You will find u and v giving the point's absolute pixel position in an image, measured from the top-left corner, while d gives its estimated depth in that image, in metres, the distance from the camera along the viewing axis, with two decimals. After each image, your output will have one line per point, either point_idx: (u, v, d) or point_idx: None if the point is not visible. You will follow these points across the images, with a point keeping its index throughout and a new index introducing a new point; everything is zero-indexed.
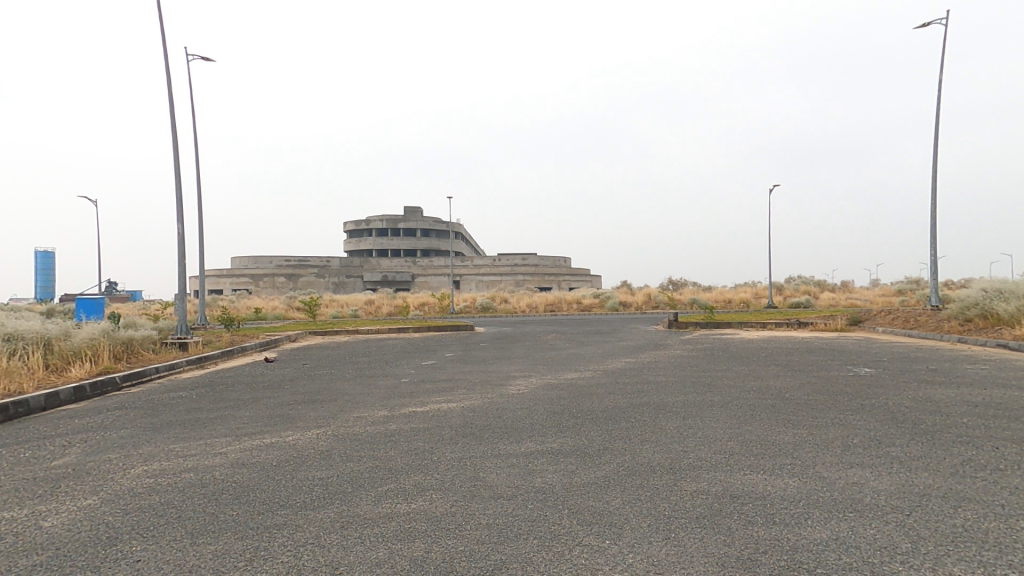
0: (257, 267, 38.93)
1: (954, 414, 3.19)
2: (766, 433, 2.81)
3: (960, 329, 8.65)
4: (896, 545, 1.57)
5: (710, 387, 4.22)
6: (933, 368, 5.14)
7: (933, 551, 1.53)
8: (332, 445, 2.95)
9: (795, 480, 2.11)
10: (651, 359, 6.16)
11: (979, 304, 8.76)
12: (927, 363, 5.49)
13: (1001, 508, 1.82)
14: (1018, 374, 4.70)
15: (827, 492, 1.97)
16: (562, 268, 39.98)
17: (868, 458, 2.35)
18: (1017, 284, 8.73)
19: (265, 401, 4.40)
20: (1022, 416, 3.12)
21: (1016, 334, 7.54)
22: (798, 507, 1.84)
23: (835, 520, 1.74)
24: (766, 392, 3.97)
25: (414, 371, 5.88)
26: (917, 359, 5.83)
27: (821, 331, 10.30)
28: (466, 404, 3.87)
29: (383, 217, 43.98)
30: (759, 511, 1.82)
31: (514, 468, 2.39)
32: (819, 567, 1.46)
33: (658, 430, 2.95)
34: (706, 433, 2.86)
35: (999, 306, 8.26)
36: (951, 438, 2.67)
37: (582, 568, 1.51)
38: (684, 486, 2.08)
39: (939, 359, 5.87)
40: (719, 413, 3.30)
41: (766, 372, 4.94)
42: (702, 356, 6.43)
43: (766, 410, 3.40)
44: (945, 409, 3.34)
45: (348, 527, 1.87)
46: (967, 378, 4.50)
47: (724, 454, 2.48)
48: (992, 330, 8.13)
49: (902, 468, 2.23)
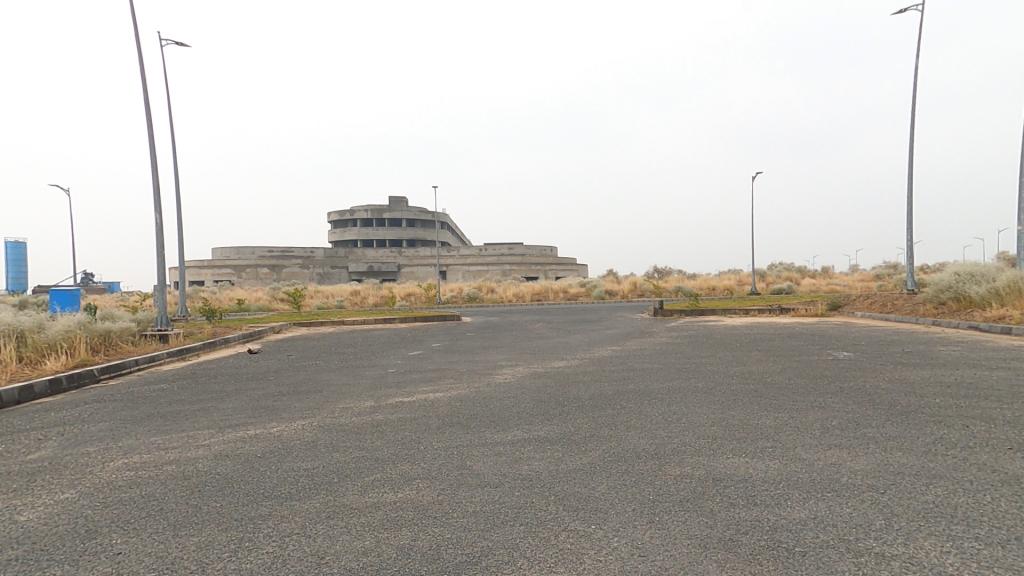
0: (240, 259, 38.46)
1: (927, 395, 3.28)
2: (748, 417, 2.86)
3: (935, 312, 8.85)
4: (871, 522, 1.62)
5: (693, 373, 4.28)
6: (909, 350, 5.27)
7: (905, 527, 1.58)
8: (317, 436, 2.94)
9: (775, 462, 2.16)
10: (636, 346, 6.22)
11: (953, 287, 8.96)
12: (903, 346, 5.63)
13: (971, 484, 1.88)
14: (990, 355, 4.84)
15: (805, 473, 2.02)
16: (549, 257, 40.08)
17: (846, 440, 2.40)
18: (989, 268, 8.93)
19: (249, 392, 4.37)
20: (992, 395, 3.22)
21: (988, 316, 7.74)
22: (778, 489, 1.89)
23: (813, 500, 1.78)
24: (748, 377, 4.03)
25: (401, 361, 5.87)
26: (893, 342, 5.95)
27: (802, 317, 10.48)
28: (453, 394, 3.88)
29: (368, 207, 43.66)
30: (740, 493, 1.86)
31: (501, 456, 2.41)
32: (797, 546, 1.49)
33: (642, 416, 3.00)
34: (690, 418, 2.90)
35: (972, 289, 8.45)
36: (926, 418, 2.74)
37: (568, 552, 1.53)
38: (668, 471, 2.12)
39: (914, 342, 6.01)
40: (703, 398, 3.35)
41: (748, 358, 5.02)
42: (686, 342, 6.51)
43: (747, 394, 3.46)
44: (919, 390, 3.43)
45: (334, 516, 1.87)
46: (942, 360, 4.60)
47: (708, 438, 2.52)
48: (964, 313, 8.33)
49: (878, 448, 2.28)
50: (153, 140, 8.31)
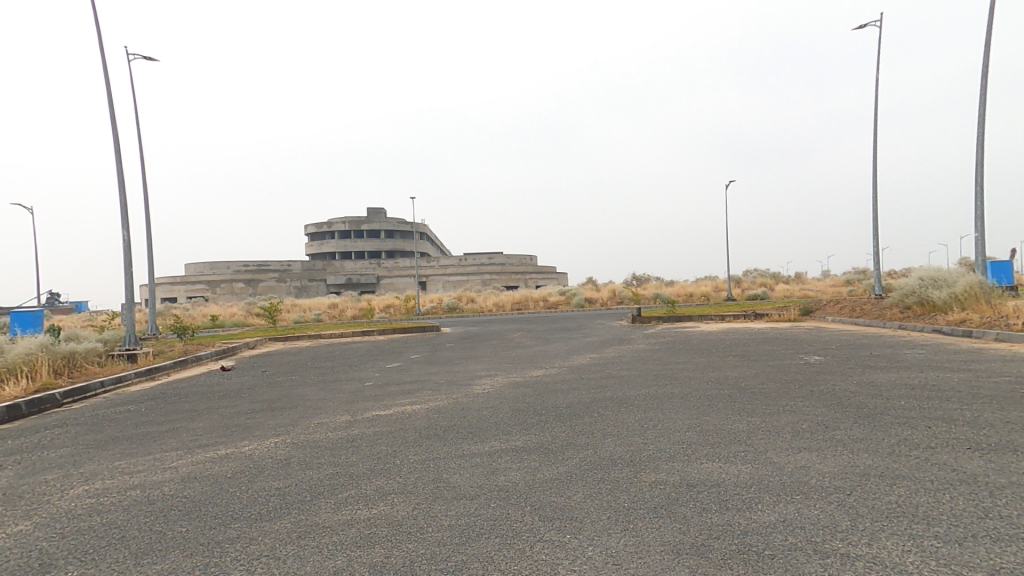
0: (213, 275, 37.85)
1: (891, 397, 3.37)
2: (722, 422, 2.90)
3: (901, 316, 9.10)
4: (837, 523, 1.66)
5: (670, 379, 4.35)
6: (876, 353, 5.41)
7: (869, 528, 1.62)
8: (290, 453, 2.90)
9: (747, 466, 2.19)
10: (613, 355, 6.26)
11: (916, 292, 9.22)
12: (870, 349, 5.78)
13: (931, 483, 1.93)
14: (952, 357, 4.99)
15: (776, 476, 2.07)
16: (529, 266, 40.23)
17: (814, 443, 2.45)
18: (950, 272, 9.22)
19: (220, 411, 4.29)
20: (951, 396, 3.33)
21: (950, 319, 7.99)
22: (750, 493, 1.92)
23: (782, 503, 1.82)
24: (723, 382, 4.10)
25: (378, 374, 5.82)
26: (861, 345, 6.10)
27: (774, 322, 10.64)
28: (431, 406, 3.86)
29: (345, 218, 43.29)
30: (713, 498, 1.89)
31: (477, 468, 2.41)
32: (767, 550, 1.52)
33: (620, 423, 3.02)
34: (667, 424, 2.94)
35: (936, 294, 8.70)
36: (890, 420, 2.82)
37: (542, 565, 1.53)
38: (643, 478, 2.14)
39: (882, 345, 6.18)
40: (679, 404, 3.39)
41: (722, 364, 5.08)
42: (661, 350, 6.56)
43: (722, 400, 3.50)
44: (885, 392, 3.52)
45: (305, 536, 1.85)
46: (907, 362, 4.74)
47: (683, 444, 2.55)
48: (929, 318, 8.57)
49: (846, 450, 2.33)
50: (117, 156, 8.15)
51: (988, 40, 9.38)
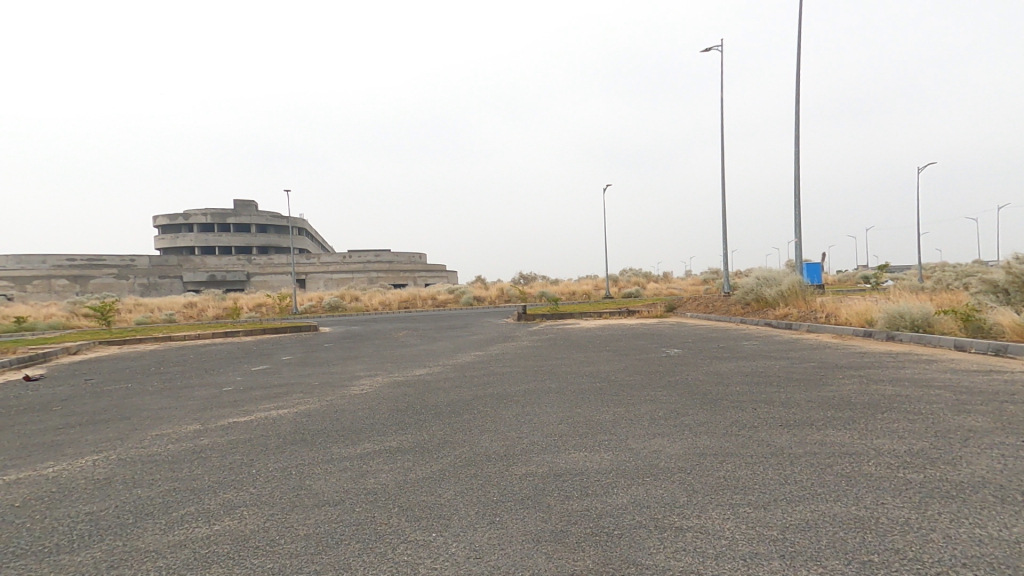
0: (37, 270, 32.67)
1: (733, 383, 3.79)
2: (591, 414, 3.06)
3: (741, 312, 10.31)
4: (677, 500, 1.81)
5: (547, 374, 4.51)
6: (725, 345, 6.07)
7: (701, 501, 1.79)
8: (122, 471, 2.58)
9: (609, 454, 2.34)
10: (493, 353, 6.37)
11: (753, 290, 10.49)
12: (720, 341, 6.46)
13: (753, 457, 2.20)
14: (782, 346, 5.74)
15: (632, 461, 2.22)
16: (418, 264, 39.70)
17: (666, 428, 2.67)
18: (779, 272, 10.61)
19: (21, 428, 3.68)
20: (779, 381, 3.82)
21: (777, 313, 9.21)
22: (608, 478, 2.04)
23: (634, 486, 1.96)
24: (595, 375, 4.33)
25: (244, 377, 5.39)
26: (713, 338, 6.80)
27: (643, 318, 11.50)
28: (298, 410, 3.65)
29: (208, 210, 39.72)
30: (575, 486, 1.98)
31: (346, 472, 2.31)
32: (616, 530, 1.62)
33: (497, 419, 3.07)
34: (540, 418, 3.04)
35: (767, 292, 9.97)
36: (729, 404, 3.16)
37: (400, 566, 1.50)
38: (514, 471, 2.19)
39: (729, 337, 6.95)
40: (553, 398, 3.53)
41: (592, 359, 5.39)
42: (538, 347, 6.80)
43: (589, 393, 3.71)
44: (728, 379, 3.94)
45: (130, 564, 1.65)
46: (747, 352, 5.37)
47: (554, 436, 2.65)
48: (762, 312, 9.79)
49: (691, 433, 2.57)
50: None
51: (802, 73, 10.98)
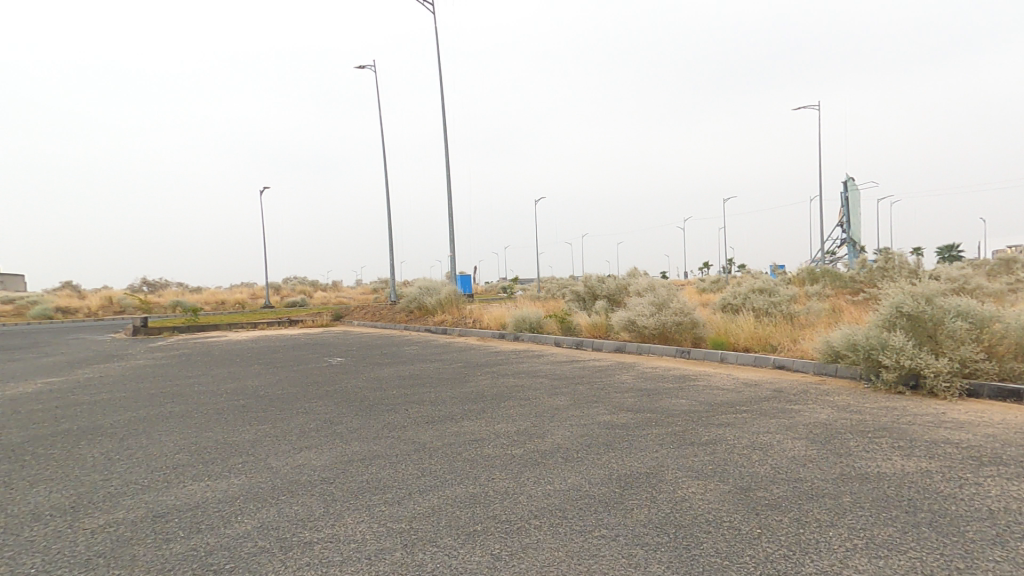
0: None
1: (385, 388, 3.97)
2: (227, 436, 2.70)
3: (405, 320, 11.03)
4: (310, 513, 1.76)
5: (175, 398, 3.82)
6: (384, 352, 6.34)
7: (337, 510, 1.78)
8: None
9: (243, 476, 2.10)
10: (90, 380, 5.08)
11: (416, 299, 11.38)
12: (380, 349, 6.72)
13: (394, 457, 2.32)
14: (433, 351, 6.37)
15: (270, 480, 2.05)
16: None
17: (316, 439, 2.57)
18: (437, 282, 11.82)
19: None
20: (425, 383, 4.19)
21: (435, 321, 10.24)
22: (232, 505, 1.84)
23: (266, 507, 1.81)
24: (240, 392, 3.89)
25: None
26: (375, 346, 7.02)
27: (306, 329, 11.02)
28: None
29: None
30: (183, 524, 1.74)
31: None
32: (227, 564, 1.47)
33: (85, 466, 2.42)
34: (154, 453, 2.55)
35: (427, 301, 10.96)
36: (380, 408, 3.28)
37: None
38: (87, 527, 1.77)
39: (390, 344, 7.31)
40: (178, 427, 2.99)
41: (237, 374, 4.82)
42: (158, 368, 5.60)
43: (227, 413, 3.30)
44: (381, 385, 4.12)
45: None
46: (403, 358, 5.74)
47: (170, 471, 2.25)
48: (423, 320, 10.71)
49: (340, 441, 2.55)
50: None
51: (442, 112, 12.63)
